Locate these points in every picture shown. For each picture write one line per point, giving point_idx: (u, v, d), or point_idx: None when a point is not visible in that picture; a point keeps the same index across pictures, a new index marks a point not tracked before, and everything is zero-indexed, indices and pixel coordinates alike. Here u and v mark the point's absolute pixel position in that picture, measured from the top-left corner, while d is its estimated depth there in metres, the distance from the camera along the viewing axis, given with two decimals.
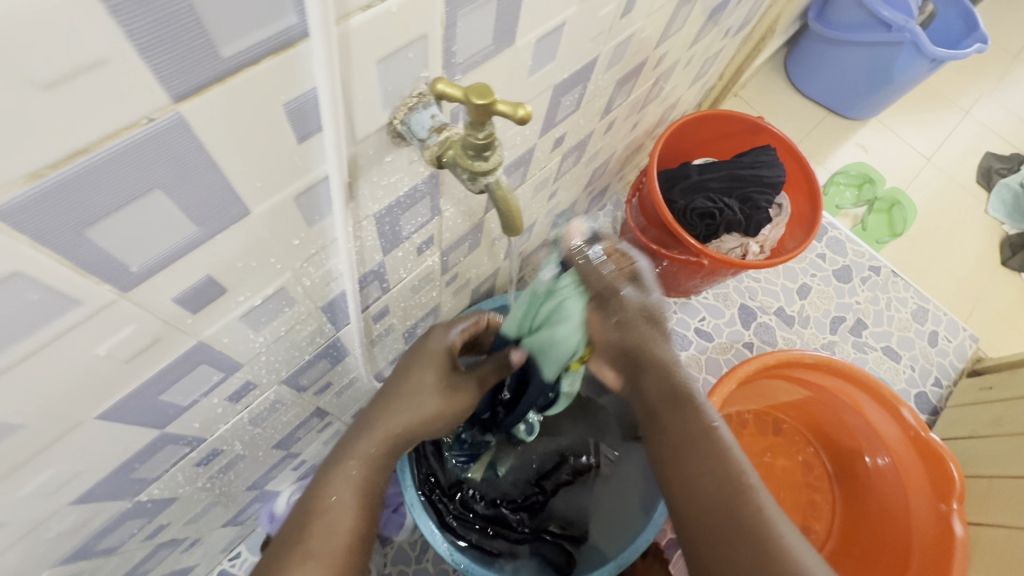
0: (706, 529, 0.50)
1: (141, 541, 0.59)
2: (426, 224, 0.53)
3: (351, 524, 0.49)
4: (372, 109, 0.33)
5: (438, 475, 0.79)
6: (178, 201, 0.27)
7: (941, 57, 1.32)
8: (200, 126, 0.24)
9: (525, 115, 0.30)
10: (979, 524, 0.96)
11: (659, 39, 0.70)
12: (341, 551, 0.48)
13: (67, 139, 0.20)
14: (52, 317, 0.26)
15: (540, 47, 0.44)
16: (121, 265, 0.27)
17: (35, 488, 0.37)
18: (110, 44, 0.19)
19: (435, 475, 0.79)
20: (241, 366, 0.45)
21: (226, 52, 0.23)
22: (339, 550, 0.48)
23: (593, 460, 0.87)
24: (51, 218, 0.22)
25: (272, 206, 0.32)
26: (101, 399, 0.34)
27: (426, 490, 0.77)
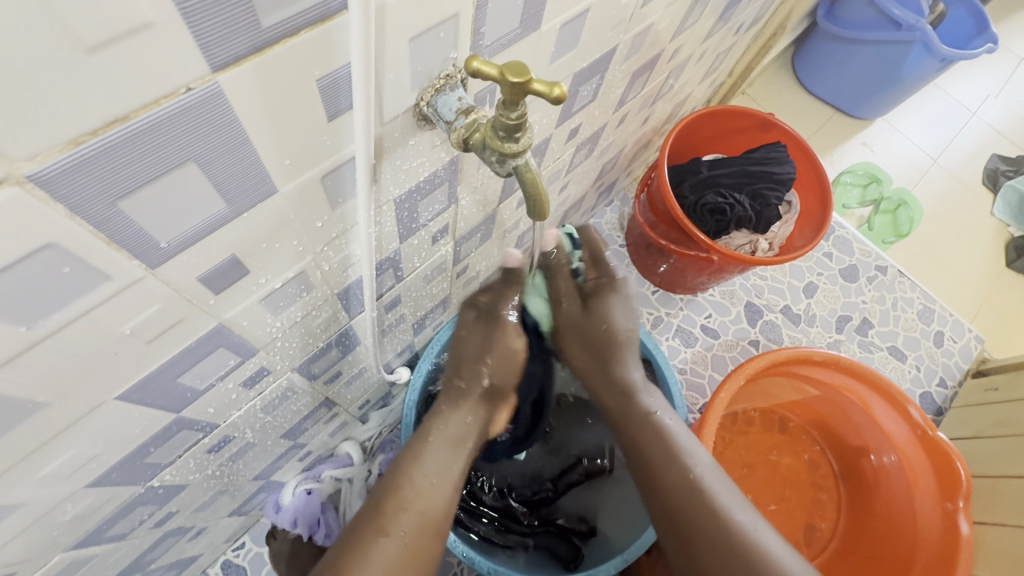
0: (690, 550, 0.57)
1: (150, 528, 0.59)
2: (442, 212, 0.53)
3: (426, 504, 0.52)
4: (401, 88, 0.33)
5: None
6: (210, 175, 0.26)
7: (950, 57, 1.32)
8: (235, 98, 0.24)
9: (561, 95, 0.30)
10: (984, 524, 0.96)
11: (675, 32, 0.69)
12: (415, 529, 0.51)
13: (108, 106, 0.20)
14: (82, 292, 0.26)
15: (564, 33, 0.44)
16: (151, 240, 0.27)
17: (53, 469, 0.36)
18: (156, 7, 0.19)
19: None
20: (258, 351, 0.45)
21: (268, 21, 0.22)
22: (414, 528, 0.51)
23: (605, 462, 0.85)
24: (86, 187, 0.22)
25: (299, 185, 0.32)
26: (121, 380, 0.34)
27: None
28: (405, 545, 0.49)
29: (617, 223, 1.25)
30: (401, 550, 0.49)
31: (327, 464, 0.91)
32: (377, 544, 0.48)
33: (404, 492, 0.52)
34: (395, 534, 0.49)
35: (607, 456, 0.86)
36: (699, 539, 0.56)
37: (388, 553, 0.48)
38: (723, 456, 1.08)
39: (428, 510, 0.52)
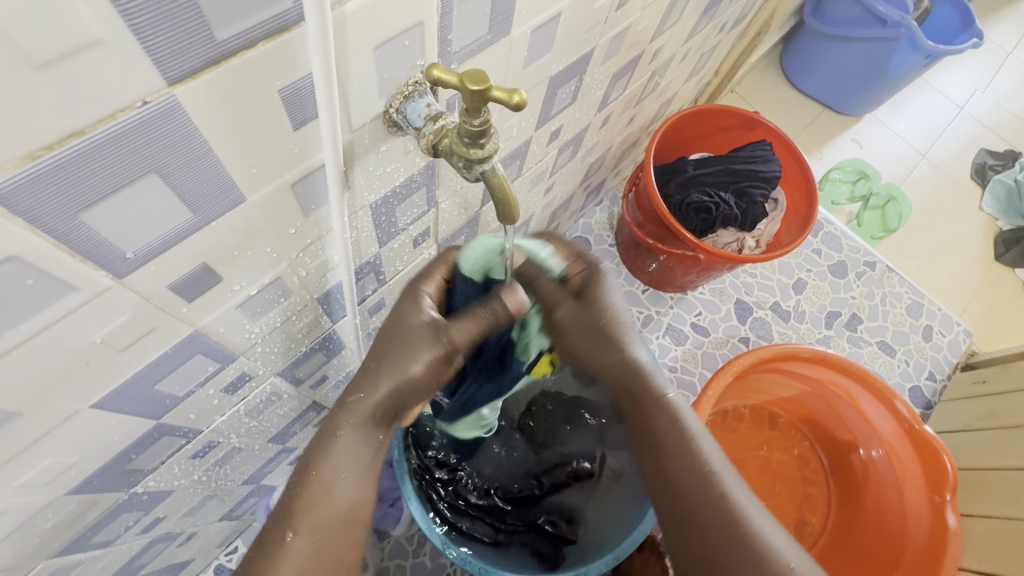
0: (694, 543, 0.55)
1: (137, 534, 0.59)
2: (422, 216, 0.53)
3: (340, 501, 0.48)
4: (368, 96, 0.33)
5: (430, 464, 0.80)
6: (174, 185, 0.27)
7: (935, 52, 1.33)
8: (194, 111, 0.24)
9: (521, 101, 0.30)
10: (971, 516, 0.97)
11: (655, 32, 0.70)
12: None
13: (64, 121, 0.21)
14: (47, 304, 0.26)
15: (535, 38, 0.44)
16: (116, 250, 0.27)
17: (31, 477, 0.37)
18: (105, 24, 0.19)
19: (426, 462, 0.79)
20: (237, 357, 0.45)
21: (222, 34, 0.23)
22: (328, 526, 0.48)
23: (594, 468, 0.86)
24: (45, 200, 0.22)
25: (268, 193, 0.32)
26: (96, 389, 0.34)
27: (417, 477, 0.77)
28: (314, 544, 0.47)
29: (606, 222, 1.25)
30: (313, 549, 0.47)
31: None
32: (286, 544, 0.46)
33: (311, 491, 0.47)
34: (304, 533, 0.47)
35: (596, 461, 0.87)
36: (709, 534, 0.54)
37: (298, 554, 0.46)
38: None
39: (343, 504, 0.48)
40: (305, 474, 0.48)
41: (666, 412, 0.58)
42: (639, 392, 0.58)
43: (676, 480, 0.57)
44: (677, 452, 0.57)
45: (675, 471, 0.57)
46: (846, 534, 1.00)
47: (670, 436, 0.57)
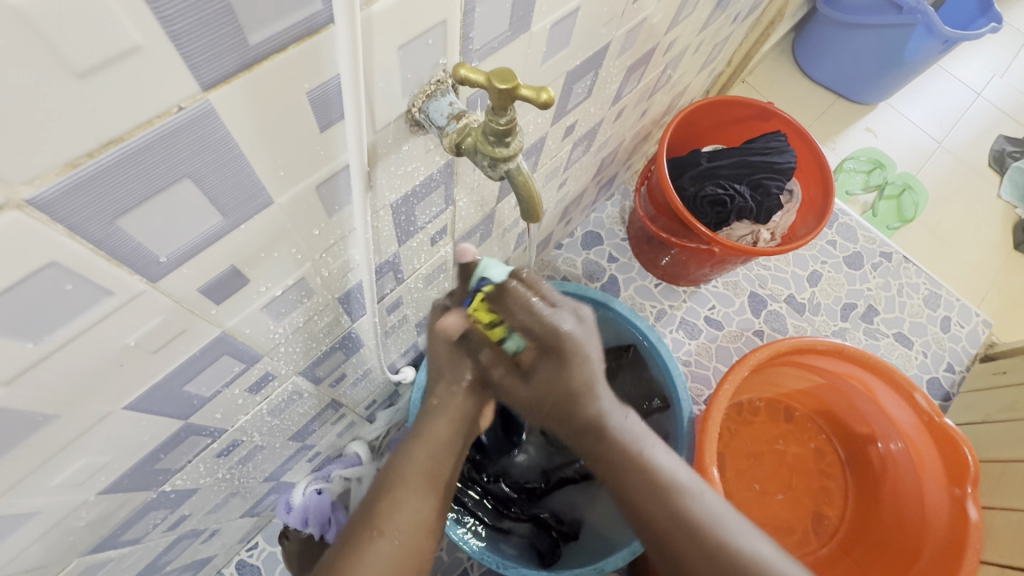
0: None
1: (163, 531, 0.60)
2: (440, 214, 0.54)
3: (419, 503, 0.51)
4: (392, 96, 0.33)
5: None
6: (205, 190, 0.27)
7: (953, 38, 1.30)
8: (225, 115, 0.24)
9: (548, 99, 0.30)
10: (992, 508, 0.96)
11: (669, 25, 0.69)
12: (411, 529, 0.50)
13: (103, 128, 0.21)
14: (84, 308, 0.27)
15: (554, 33, 0.44)
16: (150, 254, 0.27)
17: (65, 477, 0.37)
18: (145, 31, 0.19)
19: None
20: (261, 357, 0.46)
21: (254, 38, 0.23)
22: (410, 527, 0.50)
23: None
24: (86, 207, 0.23)
25: (294, 195, 0.33)
26: (130, 390, 0.35)
27: None
28: (399, 545, 0.49)
29: (618, 216, 1.25)
30: (395, 550, 0.49)
31: (336, 464, 0.92)
32: (371, 544, 0.48)
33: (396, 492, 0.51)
34: (389, 533, 0.49)
35: None
36: (697, 569, 0.53)
37: (382, 554, 0.48)
38: (729, 448, 1.09)
39: (421, 509, 0.51)
40: (388, 477, 0.52)
41: (624, 444, 0.56)
42: (575, 425, 0.56)
43: (647, 511, 0.55)
44: (643, 481, 0.55)
45: (642, 497, 0.55)
46: (855, 540, 0.99)
47: (622, 464, 0.56)
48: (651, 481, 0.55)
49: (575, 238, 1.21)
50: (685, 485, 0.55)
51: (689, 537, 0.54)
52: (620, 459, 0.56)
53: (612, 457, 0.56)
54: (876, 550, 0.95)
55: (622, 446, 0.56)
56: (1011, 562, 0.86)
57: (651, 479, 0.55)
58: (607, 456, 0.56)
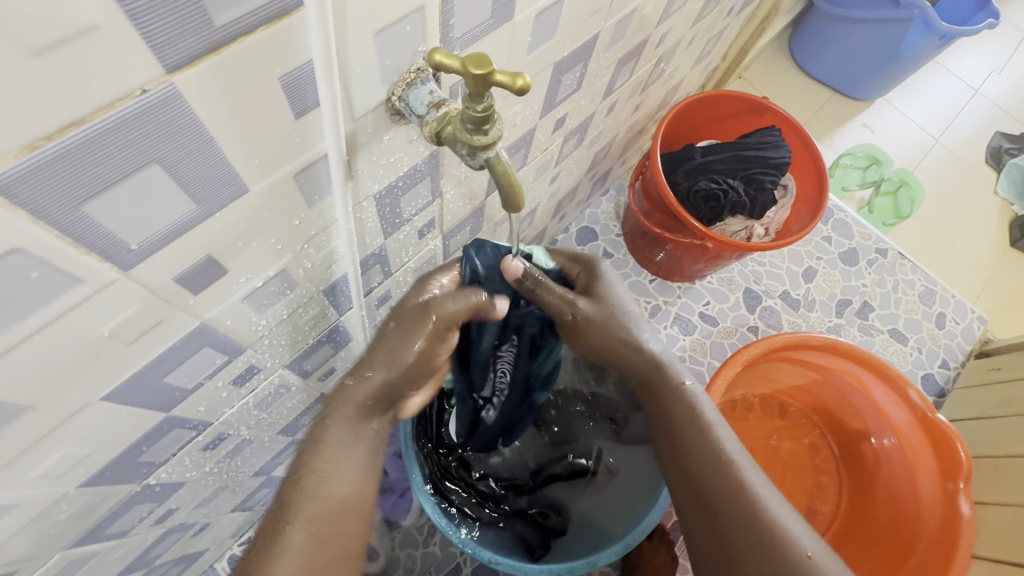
0: (716, 531, 0.56)
1: (151, 525, 0.60)
2: (427, 207, 0.53)
3: (333, 489, 0.48)
4: (370, 84, 0.32)
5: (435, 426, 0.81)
6: (176, 176, 0.26)
7: (950, 33, 1.29)
8: (193, 100, 0.24)
9: (525, 85, 0.30)
10: (985, 504, 0.96)
11: (661, 17, 0.69)
12: (325, 514, 0.47)
13: (62, 111, 0.20)
14: (53, 296, 0.26)
15: (539, 22, 0.43)
16: (120, 242, 0.27)
17: (45, 469, 0.37)
18: (103, 10, 0.19)
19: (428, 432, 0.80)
20: (245, 349, 0.45)
21: (220, 20, 0.22)
22: (323, 514, 0.47)
23: (591, 463, 0.86)
24: (48, 192, 0.22)
25: (271, 183, 0.32)
26: (107, 380, 0.35)
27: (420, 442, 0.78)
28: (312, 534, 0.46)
29: (613, 212, 1.24)
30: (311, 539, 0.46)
31: None
32: (283, 535, 0.46)
33: (305, 482, 0.47)
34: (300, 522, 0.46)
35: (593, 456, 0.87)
36: (729, 527, 0.55)
37: (295, 545, 0.45)
38: None
39: (335, 494, 0.48)
40: (301, 464, 0.48)
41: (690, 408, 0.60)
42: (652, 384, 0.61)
43: (693, 466, 0.58)
44: (700, 442, 0.58)
45: (694, 454, 0.58)
46: (846, 534, 1.00)
47: (688, 421, 0.59)
48: (712, 447, 0.58)
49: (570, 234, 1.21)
50: (738, 451, 0.58)
51: (729, 495, 0.56)
52: (686, 415, 0.59)
53: (674, 416, 0.60)
54: (868, 539, 0.96)
55: (688, 406, 0.59)
56: (1005, 557, 0.86)
57: (712, 445, 0.58)
58: (670, 412, 0.60)
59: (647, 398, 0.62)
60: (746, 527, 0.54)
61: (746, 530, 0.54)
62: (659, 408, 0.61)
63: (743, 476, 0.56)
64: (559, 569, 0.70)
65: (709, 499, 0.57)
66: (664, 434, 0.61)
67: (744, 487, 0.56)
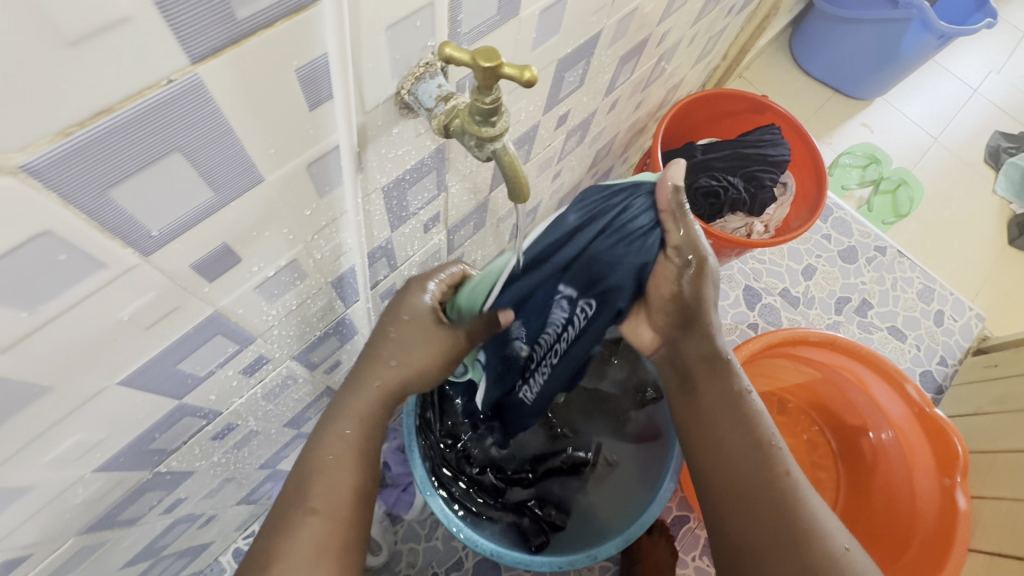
0: (749, 519, 0.52)
1: (160, 514, 0.61)
2: (433, 201, 0.54)
3: (355, 480, 0.50)
4: (381, 77, 0.33)
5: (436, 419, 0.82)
6: (196, 164, 0.27)
7: (948, 33, 1.30)
8: (215, 90, 0.25)
9: (532, 78, 0.31)
10: (982, 498, 0.97)
11: (662, 15, 0.70)
12: (342, 507, 0.49)
13: (94, 99, 0.21)
14: (77, 279, 0.27)
15: (544, 19, 0.44)
16: (142, 228, 0.28)
17: (61, 452, 0.38)
18: (134, 2, 0.20)
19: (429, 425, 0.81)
20: (255, 339, 0.46)
21: (242, 13, 0.23)
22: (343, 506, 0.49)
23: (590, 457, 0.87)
24: (77, 176, 0.23)
25: (285, 173, 0.33)
26: (124, 365, 0.36)
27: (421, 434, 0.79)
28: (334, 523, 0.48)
29: None
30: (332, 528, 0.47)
31: None
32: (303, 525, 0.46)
33: (322, 476, 0.49)
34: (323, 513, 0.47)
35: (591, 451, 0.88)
36: (764, 516, 0.51)
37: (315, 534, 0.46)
38: None
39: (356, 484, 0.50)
40: (319, 454, 0.50)
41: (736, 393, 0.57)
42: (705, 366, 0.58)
43: (735, 450, 0.55)
44: (744, 426, 0.55)
45: (736, 440, 0.55)
46: (846, 527, 1.00)
47: (734, 403, 0.56)
48: (756, 432, 0.55)
49: None
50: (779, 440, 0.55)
51: (770, 483, 0.52)
52: (732, 399, 0.57)
53: (720, 398, 0.57)
54: (874, 530, 0.96)
55: (736, 390, 0.57)
56: (999, 549, 0.87)
57: (755, 431, 0.55)
58: (717, 395, 0.57)
59: (692, 379, 0.59)
60: (785, 517, 0.50)
61: (783, 518, 0.50)
62: (703, 391, 0.58)
63: (785, 465, 0.53)
64: (561, 562, 0.71)
65: (747, 485, 0.53)
66: (708, 416, 0.57)
67: (785, 475, 0.53)
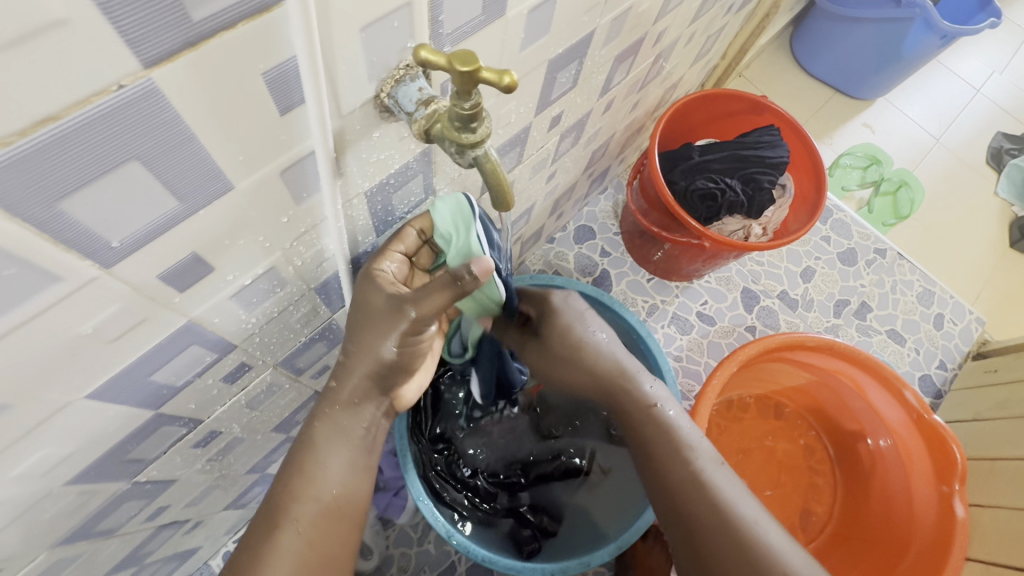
0: (698, 548, 0.56)
1: (142, 522, 0.60)
2: (420, 204, 0.53)
3: (322, 491, 0.49)
4: (357, 79, 0.32)
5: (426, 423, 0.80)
6: (157, 173, 0.26)
7: (951, 32, 1.28)
8: (173, 96, 0.24)
9: (512, 83, 0.29)
10: (981, 506, 0.96)
11: (658, 14, 0.68)
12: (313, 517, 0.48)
13: (34, 106, 0.20)
14: (31, 294, 0.26)
15: (532, 19, 0.43)
16: (101, 239, 0.27)
17: (29, 466, 0.37)
18: (71, 4, 0.18)
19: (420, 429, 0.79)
20: (234, 347, 0.45)
21: (198, 15, 0.22)
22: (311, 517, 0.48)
23: (583, 463, 0.86)
24: (23, 188, 0.22)
25: (257, 180, 0.32)
26: (91, 378, 0.34)
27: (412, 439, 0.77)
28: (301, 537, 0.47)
29: (611, 210, 1.24)
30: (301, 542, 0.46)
31: None
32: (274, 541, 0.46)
33: (294, 483, 0.48)
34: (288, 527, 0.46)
35: (585, 456, 0.87)
36: (710, 539, 0.55)
37: (288, 549, 0.46)
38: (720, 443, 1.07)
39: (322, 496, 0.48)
40: (291, 468, 0.48)
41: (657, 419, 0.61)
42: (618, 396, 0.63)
43: (667, 480, 0.59)
44: (673, 455, 0.59)
45: (668, 467, 0.59)
46: (840, 535, 1.00)
47: (655, 433, 0.60)
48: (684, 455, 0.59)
49: (568, 233, 1.20)
50: (707, 460, 0.59)
51: (702, 504, 0.56)
52: (657, 429, 0.60)
53: (645, 429, 0.61)
54: (866, 541, 0.95)
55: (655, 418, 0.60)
56: (997, 559, 0.86)
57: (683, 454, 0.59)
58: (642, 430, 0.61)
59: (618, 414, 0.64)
60: (727, 534, 0.54)
61: (727, 536, 0.54)
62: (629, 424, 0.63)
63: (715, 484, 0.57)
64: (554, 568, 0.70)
65: (687, 514, 0.57)
66: (641, 452, 0.61)
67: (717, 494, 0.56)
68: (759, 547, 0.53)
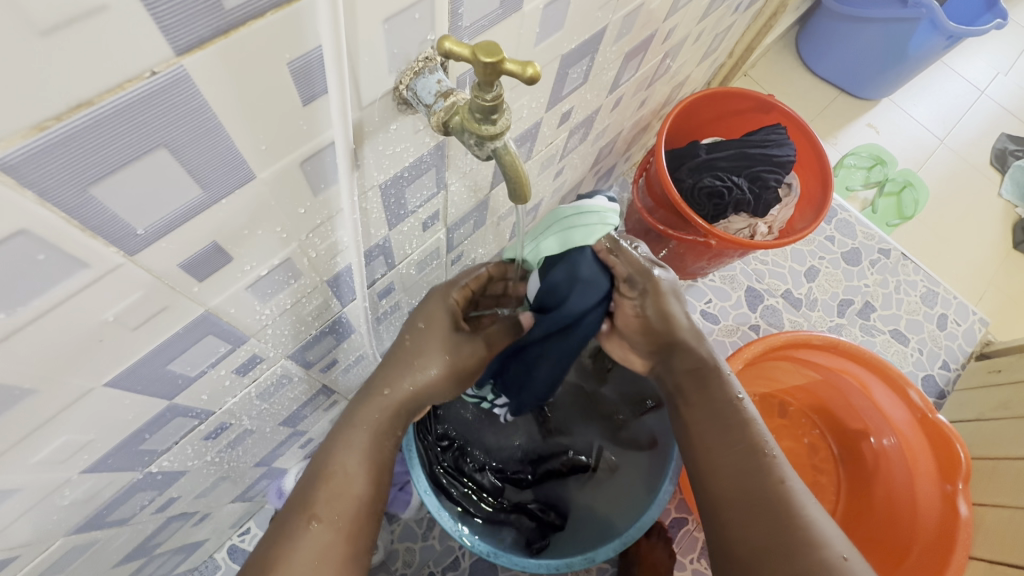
0: (747, 532, 0.50)
1: (152, 513, 0.60)
2: (432, 198, 0.53)
3: (359, 489, 0.49)
4: (377, 71, 0.32)
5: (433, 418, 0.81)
6: (183, 161, 0.26)
7: (957, 33, 1.28)
8: (202, 83, 0.24)
9: (535, 74, 0.29)
10: (983, 505, 0.96)
11: (668, 11, 0.68)
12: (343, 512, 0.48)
13: (70, 92, 0.20)
14: (59, 279, 0.26)
15: (547, 14, 0.43)
16: (127, 226, 0.27)
17: (47, 454, 0.37)
18: None
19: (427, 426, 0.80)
20: (248, 338, 0.45)
21: (230, 2, 0.22)
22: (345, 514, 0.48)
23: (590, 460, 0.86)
24: (55, 173, 0.22)
25: (278, 170, 0.32)
26: (111, 366, 0.35)
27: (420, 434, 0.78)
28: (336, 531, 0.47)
29: None
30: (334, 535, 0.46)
31: None
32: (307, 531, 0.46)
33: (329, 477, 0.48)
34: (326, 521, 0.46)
35: (592, 454, 0.88)
36: (762, 526, 0.49)
37: (319, 541, 0.46)
38: None
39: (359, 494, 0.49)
40: (329, 461, 0.49)
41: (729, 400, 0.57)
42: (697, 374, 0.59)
43: (726, 460, 0.54)
44: (737, 434, 0.55)
45: (728, 449, 0.54)
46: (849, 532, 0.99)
47: (728, 412, 0.56)
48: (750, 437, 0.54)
49: None
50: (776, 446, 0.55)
51: (763, 490, 0.51)
52: (728, 407, 0.57)
53: (716, 405, 0.57)
54: (880, 537, 0.93)
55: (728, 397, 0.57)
56: (1000, 557, 0.87)
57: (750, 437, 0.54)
58: (711, 403, 0.57)
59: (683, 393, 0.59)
60: (781, 524, 0.49)
61: (778, 525, 0.49)
62: (694, 401, 0.58)
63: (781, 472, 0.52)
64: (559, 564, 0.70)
65: (746, 494, 0.52)
66: (695, 430, 0.57)
67: (779, 482, 0.51)
68: (816, 540, 0.48)
